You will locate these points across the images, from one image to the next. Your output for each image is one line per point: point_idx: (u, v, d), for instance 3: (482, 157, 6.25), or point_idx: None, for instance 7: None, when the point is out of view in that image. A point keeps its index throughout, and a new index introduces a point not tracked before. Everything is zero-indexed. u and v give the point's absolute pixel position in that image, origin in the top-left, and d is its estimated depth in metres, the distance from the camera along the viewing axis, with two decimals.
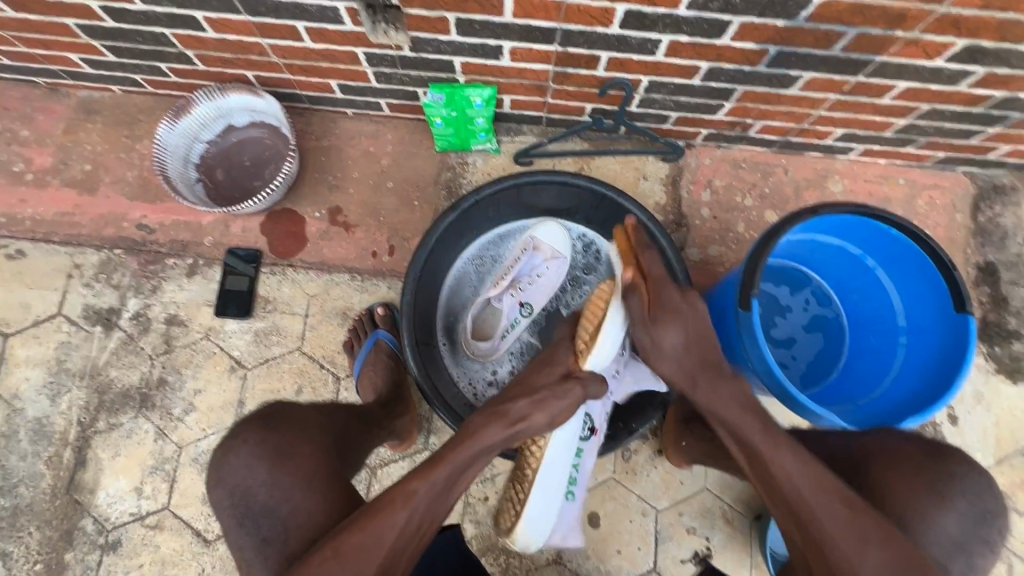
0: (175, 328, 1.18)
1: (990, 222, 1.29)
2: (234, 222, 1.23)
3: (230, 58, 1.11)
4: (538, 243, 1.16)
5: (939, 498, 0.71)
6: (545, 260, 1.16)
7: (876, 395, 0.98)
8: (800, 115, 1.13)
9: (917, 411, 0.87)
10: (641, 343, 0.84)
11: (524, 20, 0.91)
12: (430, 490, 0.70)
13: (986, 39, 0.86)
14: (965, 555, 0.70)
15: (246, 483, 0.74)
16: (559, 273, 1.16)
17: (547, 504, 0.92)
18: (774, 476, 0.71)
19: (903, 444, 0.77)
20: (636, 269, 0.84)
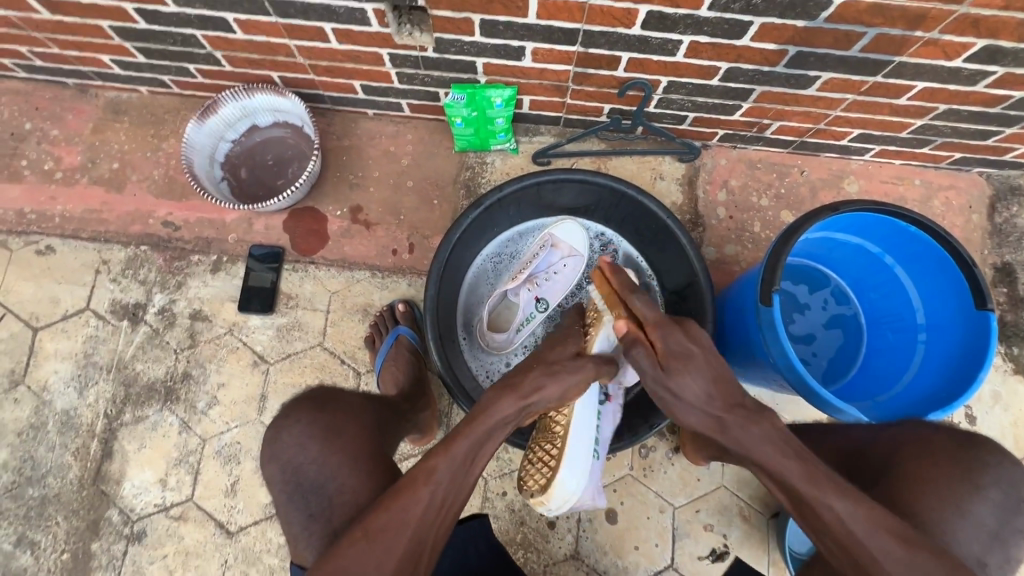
0: (200, 323, 1.21)
1: (1006, 223, 1.29)
2: (258, 220, 1.26)
3: (257, 59, 1.13)
4: (557, 240, 1.18)
5: (981, 492, 0.70)
6: (563, 257, 1.18)
7: (895, 392, 0.99)
8: (817, 115, 1.14)
9: (937, 407, 0.88)
10: (658, 397, 0.80)
11: (547, 21, 0.93)
12: (450, 465, 0.71)
13: (1005, 40, 0.87)
14: (997, 547, 0.70)
15: (284, 467, 0.76)
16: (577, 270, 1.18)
17: (575, 459, 0.94)
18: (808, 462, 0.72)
19: (933, 436, 0.77)
20: (630, 317, 0.87)
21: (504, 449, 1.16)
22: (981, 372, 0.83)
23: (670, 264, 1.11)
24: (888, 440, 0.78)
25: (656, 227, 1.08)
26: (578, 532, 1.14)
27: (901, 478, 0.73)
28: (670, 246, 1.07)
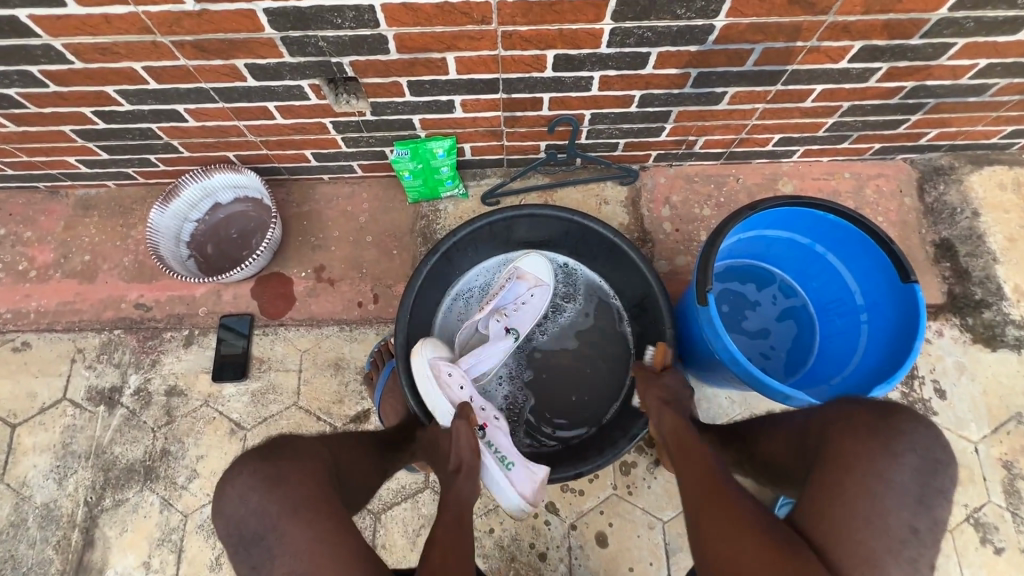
0: (175, 399, 1.23)
1: (937, 201, 1.36)
2: (226, 291, 1.31)
3: (211, 143, 1.22)
4: (522, 272, 1.22)
5: (897, 458, 0.67)
6: (529, 288, 1.22)
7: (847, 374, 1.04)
8: (736, 127, 1.23)
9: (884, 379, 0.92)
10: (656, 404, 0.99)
11: (467, 74, 1.02)
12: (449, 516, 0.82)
13: (878, 39, 0.96)
14: (940, 513, 0.65)
15: (240, 510, 0.74)
16: (543, 300, 1.22)
17: (494, 481, 1.01)
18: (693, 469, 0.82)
19: (865, 413, 0.73)
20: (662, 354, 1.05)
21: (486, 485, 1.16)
22: (916, 341, 0.87)
23: (628, 281, 1.16)
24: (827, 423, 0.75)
25: (609, 247, 1.14)
26: (569, 560, 1.12)
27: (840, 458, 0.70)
28: (627, 264, 1.12)
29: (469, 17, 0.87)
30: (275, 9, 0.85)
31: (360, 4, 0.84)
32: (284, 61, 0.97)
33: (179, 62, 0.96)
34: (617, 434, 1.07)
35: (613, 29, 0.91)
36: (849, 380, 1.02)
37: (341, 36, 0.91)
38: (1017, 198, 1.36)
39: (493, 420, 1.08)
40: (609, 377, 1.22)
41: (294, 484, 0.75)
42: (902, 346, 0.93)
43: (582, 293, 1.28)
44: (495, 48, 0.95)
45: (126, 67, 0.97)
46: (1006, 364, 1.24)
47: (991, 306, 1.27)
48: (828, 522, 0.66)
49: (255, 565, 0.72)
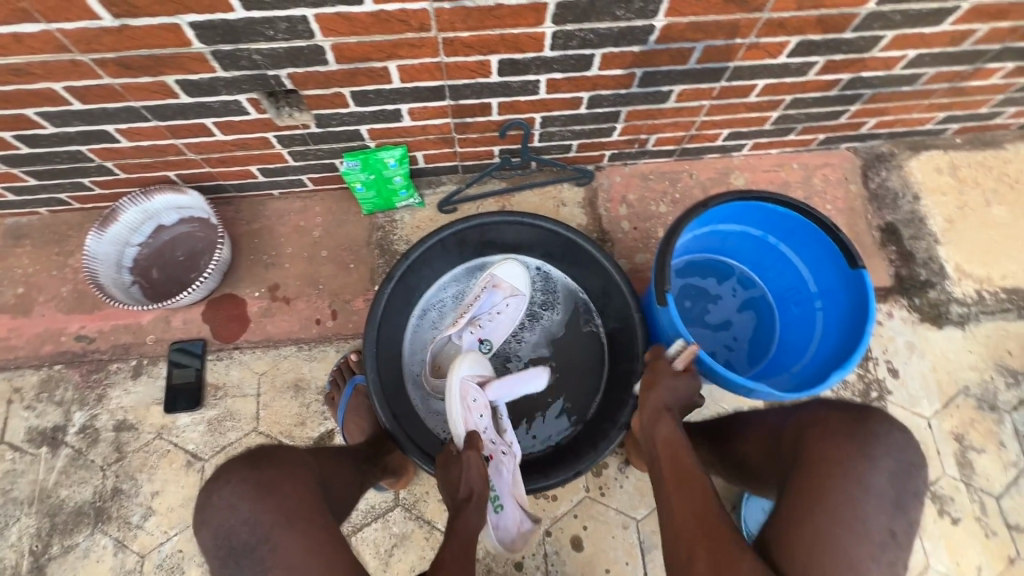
0: (125, 434, 1.17)
1: (881, 187, 1.41)
2: (175, 316, 1.25)
3: (149, 162, 1.16)
4: (498, 281, 1.21)
5: (874, 462, 0.72)
6: (504, 297, 1.20)
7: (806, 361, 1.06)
8: (685, 124, 1.24)
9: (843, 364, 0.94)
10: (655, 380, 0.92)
11: (412, 83, 1.00)
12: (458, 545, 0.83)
13: (812, 34, 0.99)
14: (914, 514, 0.70)
15: (229, 521, 0.75)
16: (518, 308, 1.21)
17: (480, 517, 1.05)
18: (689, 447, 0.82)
19: (842, 418, 0.78)
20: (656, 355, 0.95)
21: None
22: (869, 325, 0.90)
23: (592, 279, 1.16)
24: (807, 428, 0.80)
25: (564, 243, 1.14)
26: (546, 567, 1.11)
27: (820, 462, 0.74)
28: (589, 260, 1.12)
29: (407, 24, 0.86)
30: (201, 23, 0.81)
31: (292, 14, 0.81)
32: (218, 76, 0.93)
33: (104, 80, 0.91)
34: (592, 443, 1.05)
35: (554, 32, 0.91)
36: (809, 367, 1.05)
37: (276, 48, 0.88)
38: (954, 180, 1.42)
39: (501, 453, 1.07)
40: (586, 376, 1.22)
41: (284, 494, 0.78)
42: (855, 331, 0.96)
43: (562, 300, 1.25)
44: (437, 54, 0.93)
45: (45, 88, 0.92)
46: (953, 340, 1.29)
47: (935, 286, 1.32)
48: (812, 529, 0.69)
49: None
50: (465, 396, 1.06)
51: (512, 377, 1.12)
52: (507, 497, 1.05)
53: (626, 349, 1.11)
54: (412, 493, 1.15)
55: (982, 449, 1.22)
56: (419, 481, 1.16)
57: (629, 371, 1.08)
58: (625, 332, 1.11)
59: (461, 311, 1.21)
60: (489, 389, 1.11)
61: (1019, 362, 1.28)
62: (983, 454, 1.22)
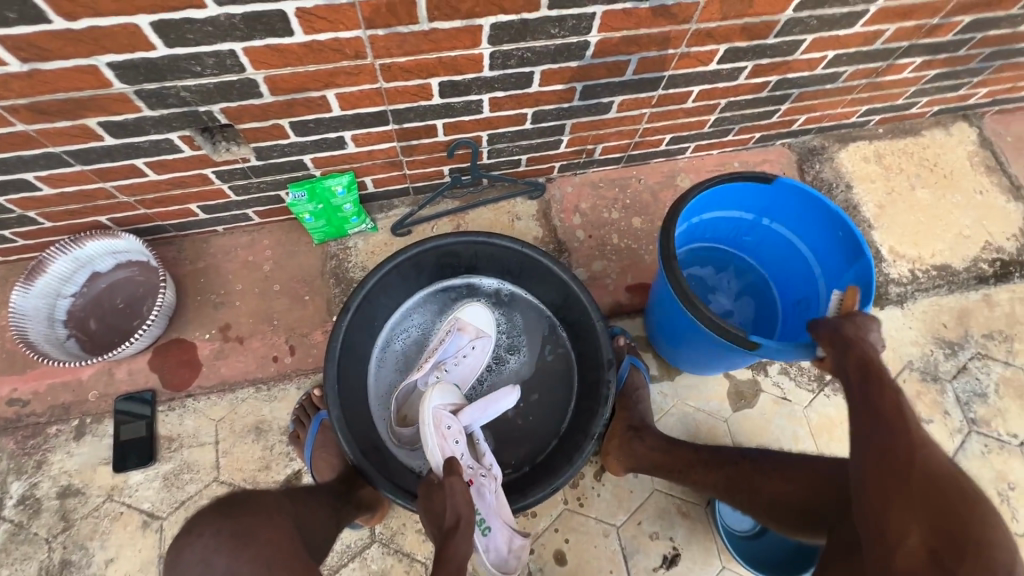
0: (71, 500, 1.09)
1: (816, 179, 1.49)
2: (119, 368, 1.18)
3: (77, 209, 1.10)
4: (463, 323, 1.20)
5: None
6: (470, 340, 1.20)
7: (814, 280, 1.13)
8: (628, 132, 1.28)
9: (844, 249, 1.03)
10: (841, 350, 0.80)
11: (352, 110, 0.98)
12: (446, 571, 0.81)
13: (739, 41, 1.03)
14: None
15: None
16: (485, 351, 1.21)
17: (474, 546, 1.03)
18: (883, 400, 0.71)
19: None
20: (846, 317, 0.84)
21: None
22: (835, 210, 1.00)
23: (550, 292, 1.16)
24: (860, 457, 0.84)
25: (520, 260, 1.14)
26: None
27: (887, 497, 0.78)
28: (545, 275, 1.12)
29: (342, 52, 0.84)
30: (121, 62, 0.78)
31: (219, 50, 0.79)
32: (144, 115, 0.88)
33: (17, 127, 0.85)
34: (567, 460, 1.05)
35: (492, 53, 0.91)
36: (824, 286, 1.10)
37: (204, 84, 0.85)
38: (880, 168, 1.51)
39: (481, 476, 1.05)
40: (557, 388, 1.21)
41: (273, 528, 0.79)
42: (837, 237, 1.04)
43: (528, 328, 1.25)
44: (376, 81, 0.92)
45: None
46: (894, 319, 1.37)
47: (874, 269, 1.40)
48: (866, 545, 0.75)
49: None
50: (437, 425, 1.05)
51: (484, 400, 1.10)
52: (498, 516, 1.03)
53: (592, 358, 1.11)
54: (388, 527, 1.12)
55: (930, 420, 1.29)
56: (393, 514, 1.13)
57: (597, 380, 1.08)
58: (588, 341, 1.11)
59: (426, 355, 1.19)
60: (462, 415, 1.09)
61: (955, 333, 1.37)
62: (932, 424, 1.29)
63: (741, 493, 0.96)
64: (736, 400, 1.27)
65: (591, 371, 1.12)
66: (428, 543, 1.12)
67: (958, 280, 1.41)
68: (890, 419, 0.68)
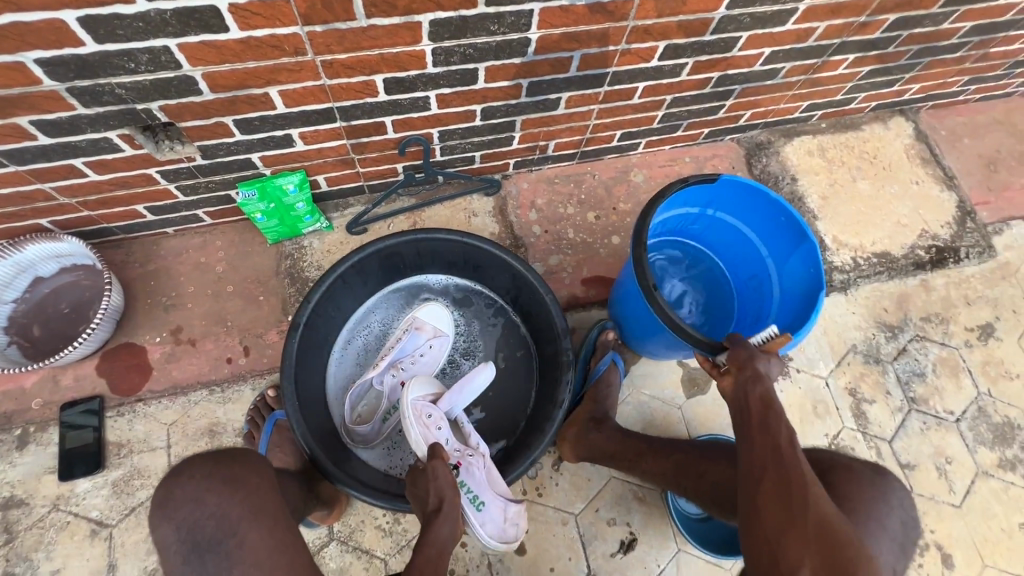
0: (15, 511, 1.06)
1: (763, 172, 1.54)
2: (65, 374, 1.15)
3: (15, 212, 1.07)
4: (421, 322, 1.20)
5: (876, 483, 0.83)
6: (428, 339, 1.19)
7: (762, 260, 1.17)
8: (579, 128, 1.30)
9: (785, 229, 1.08)
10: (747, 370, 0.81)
11: (297, 107, 0.98)
12: (429, 557, 0.79)
13: (677, 38, 1.07)
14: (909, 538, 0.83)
15: (194, 515, 0.74)
16: (444, 348, 1.20)
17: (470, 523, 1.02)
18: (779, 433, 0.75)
19: None
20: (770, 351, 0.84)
21: (396, 522, 1.13)
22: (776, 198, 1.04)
23: (499, 277, 1.18)
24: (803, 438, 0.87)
25: (463, 251, 1.15)
26: None
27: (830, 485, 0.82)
28: (489, 259, 1.13)
29: (280, 49, 0.85)
30: (49, 59, 0.76)
31: (153, 45, 0.78)
32: (78, 113, 0.87)
33: None
34: (532, 438, 1.05)
35: (433, 49, 0.93)
36: (772, 265, 1.15)
37: (140, 81, 0.84)
38: (823, 161, 1.57)
39: (469, 456, 1.05)
40: (518, 379, 1.23)
41: (252, 489, 0.78)
42: (780, 220, 1.08)
43: (484, 324, 1.27)
44: (318, 77, 0.93)
45: None
46: (839, 305, 1.43)
47: None
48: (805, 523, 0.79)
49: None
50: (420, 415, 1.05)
51: (459, 383, 1.10)
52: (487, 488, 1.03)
53: (547, 333, 1.13)
54: (346, 525, 1.12)
55: (873, 400, 1.35)
56: (352, 512, 1.12)
57: (555, 353, 1.10)
58: (544, 325, 1.13)
59: (384, 354, 1.19)
60: (441, 402, 1.09)
61: (895, 317, 1.43)
62: (875, 404, 1.35)
63: (689, 479, 0.99)
64: (689, 387, 1.30)
65: (549, 357, 1.13)
66: (386, 539, 1.11)
67: (897, 267, 1.48)
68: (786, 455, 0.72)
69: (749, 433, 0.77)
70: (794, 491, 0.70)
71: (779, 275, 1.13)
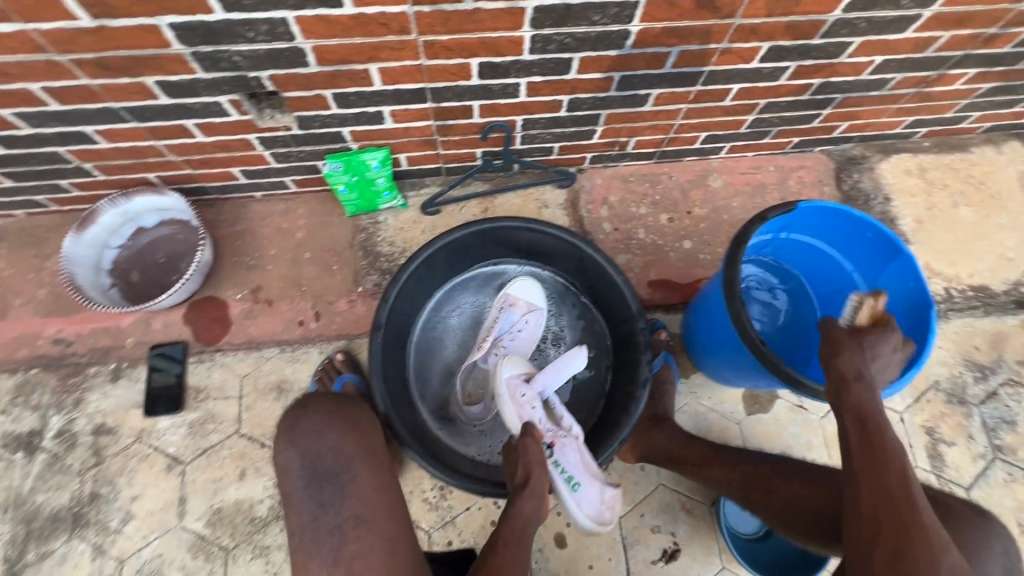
0: (104, 438, 1.15)
1: (853, 188, 1.46)
2: (156, 319, 1.24)
3: (128, 164, 1.16)
4: (514, 299, 1.21)
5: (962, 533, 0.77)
6: (523, 314, 1.20)
7: (846, 275, 1.10)
8: (663, 126, 1.27)
9: (873, 245, 1.01)
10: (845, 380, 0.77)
11: (393, 85, 1.01)
12: (514, 529, 0.83)
13: (783, 39, 1.02)
14: None
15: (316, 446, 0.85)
16: (538, 323, 1.21)
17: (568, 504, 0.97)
18: (890, 464, 0.70)
19: None
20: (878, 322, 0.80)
21: (442, 497, 1.15)
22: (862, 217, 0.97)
23: (566, 263, 1.18)
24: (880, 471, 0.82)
25: (532, 239, 1.16)
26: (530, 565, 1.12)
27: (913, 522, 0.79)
28: (554, 245, 1.15)
29: (387, 27, 0.87)
30: (180, 24, 0.82)
31: (272, 17, 0.82)
32: (197, 77, 0.93)
33: (82, 81, 0.91)
34: (610, 431, 1.05)
35: (533, 36, 0.93)
36: (860, 280, 1.08)
37: (256, 50, 0.89)
38: (922, 182, 1.46)
39: (562, 437, 1.01)
40: (595, 369, 1.21)
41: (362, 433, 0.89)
42: (866, 236, 1.01)
43: (573, 313, 1.26)
44: (417, 57, 0.95)
45: (22, 89, 0.91)
46: None
47: None
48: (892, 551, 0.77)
49: (322, 504, 0.81)
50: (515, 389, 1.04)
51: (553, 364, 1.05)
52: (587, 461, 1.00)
53: (619, 311, 1.12)
54: None
55: (953, 442, 1.26)
56: (401, 482, 1.16)
57: (630, 331, 1.08)
58: (621, 319, 1.12)
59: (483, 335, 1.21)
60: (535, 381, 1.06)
61: (987, 357, 1.32)
62: (954, 447, 1.25)
63: (758, 494, 0.96)
64: (750, 403, 1.26)
65: (626, 353, 1.11)
66: (432, 512, 1.14)
67: (995, 303, 1.36)
68: (897, 492, 0.68)
69: (853, 459, 0.73)
70: (907, 536, 0.65)
71: (870, 290, 1.07)
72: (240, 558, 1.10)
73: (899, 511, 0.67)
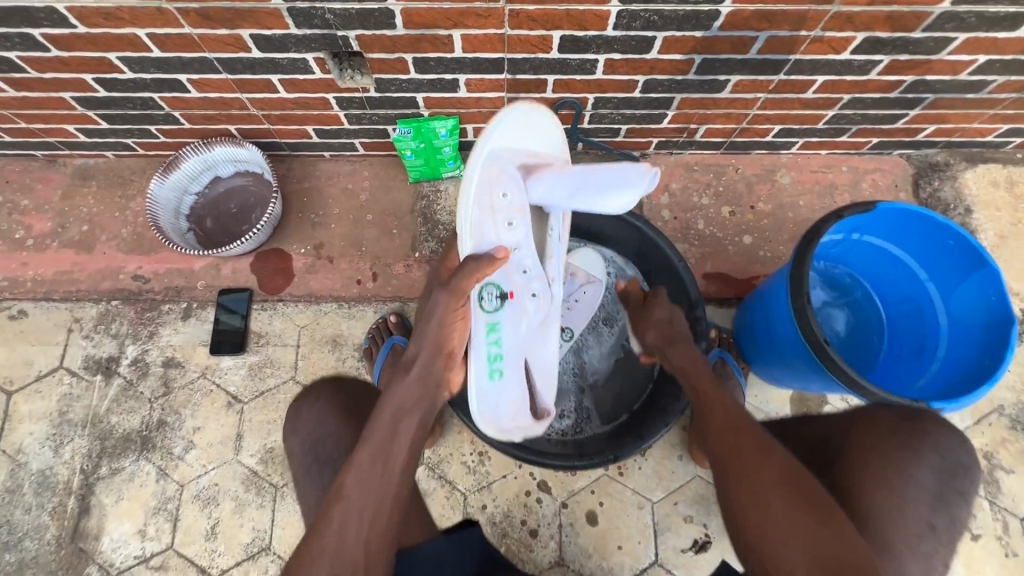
0: (173, 370, 1.23)
1: (931, 197, 1.39)
2: (225, 265, 1.31)
3: (213, 115, 1.21)
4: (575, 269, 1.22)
5: None
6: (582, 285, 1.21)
7: (919, 283, 1.05)
8: (737, 116, 1.24)
9: (958, 253, 0.96)
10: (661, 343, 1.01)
11: (473, 53, 1.02)
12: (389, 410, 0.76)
13: (881, 30, 0.97)
14: None
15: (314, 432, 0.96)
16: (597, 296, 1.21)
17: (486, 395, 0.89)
18: (710, 398, 0.86)
19: None
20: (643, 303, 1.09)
21: (480, 462, 1.18)
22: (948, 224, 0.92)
23: (631, 247, 1.20)
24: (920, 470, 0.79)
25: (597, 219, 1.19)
26: (560, 537, 1.14)
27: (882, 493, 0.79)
28: (617, 227, 1.17)
29: None
30: None
31: None
32: (290, 33, 0.96)
33: (184, 30, 0.96)
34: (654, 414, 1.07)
35: (619, 12, 0.92)
36: (933, 289, 1.03)
37: (348, 9, 0.91)
38: (1009, 196, 1.38)
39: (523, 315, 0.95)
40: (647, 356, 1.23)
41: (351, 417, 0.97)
42: (947, 244, 0.96)
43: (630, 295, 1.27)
44: (501, 26, 0.95)
45: (129, 33, 0.97)
46: None
47: None
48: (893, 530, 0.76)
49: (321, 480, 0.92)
50: (492, 184, 0.89)
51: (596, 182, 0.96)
52: (513, 370, 0.92)
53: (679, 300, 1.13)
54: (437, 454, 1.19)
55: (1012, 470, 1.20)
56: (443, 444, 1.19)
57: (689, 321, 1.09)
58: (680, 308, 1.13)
59: None
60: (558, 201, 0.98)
61: None
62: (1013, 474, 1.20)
63: None
64: (798, 406, 1.23)
65: None
66: (470, 476, 1.18)
67: None
68: (728, 420, 0.81)
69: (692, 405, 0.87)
70: (742, 450, 0.78)
71: (943, 301, 1.02)
72: (287, 497, 1.16)
73: (737, 432, 0.80)
